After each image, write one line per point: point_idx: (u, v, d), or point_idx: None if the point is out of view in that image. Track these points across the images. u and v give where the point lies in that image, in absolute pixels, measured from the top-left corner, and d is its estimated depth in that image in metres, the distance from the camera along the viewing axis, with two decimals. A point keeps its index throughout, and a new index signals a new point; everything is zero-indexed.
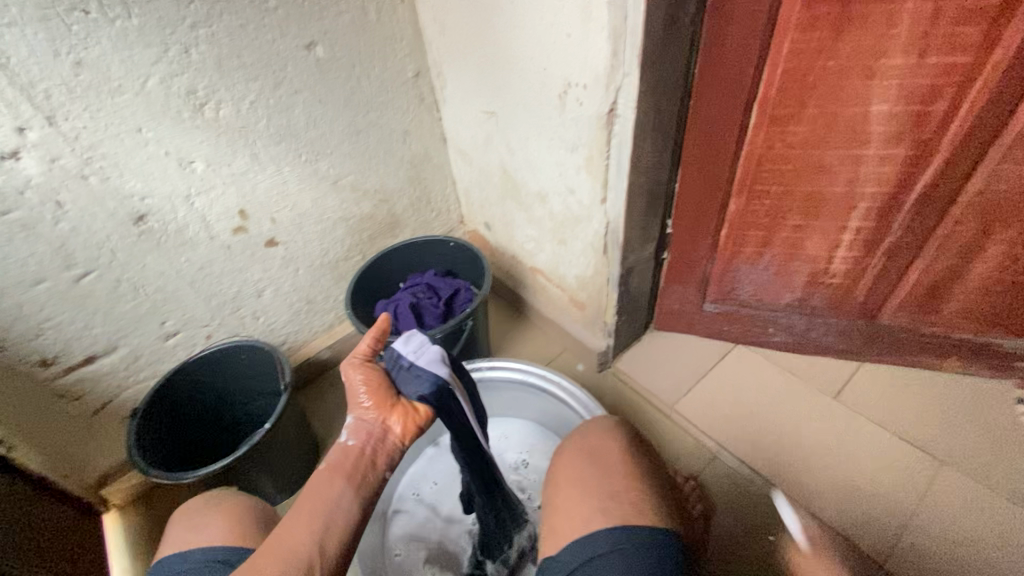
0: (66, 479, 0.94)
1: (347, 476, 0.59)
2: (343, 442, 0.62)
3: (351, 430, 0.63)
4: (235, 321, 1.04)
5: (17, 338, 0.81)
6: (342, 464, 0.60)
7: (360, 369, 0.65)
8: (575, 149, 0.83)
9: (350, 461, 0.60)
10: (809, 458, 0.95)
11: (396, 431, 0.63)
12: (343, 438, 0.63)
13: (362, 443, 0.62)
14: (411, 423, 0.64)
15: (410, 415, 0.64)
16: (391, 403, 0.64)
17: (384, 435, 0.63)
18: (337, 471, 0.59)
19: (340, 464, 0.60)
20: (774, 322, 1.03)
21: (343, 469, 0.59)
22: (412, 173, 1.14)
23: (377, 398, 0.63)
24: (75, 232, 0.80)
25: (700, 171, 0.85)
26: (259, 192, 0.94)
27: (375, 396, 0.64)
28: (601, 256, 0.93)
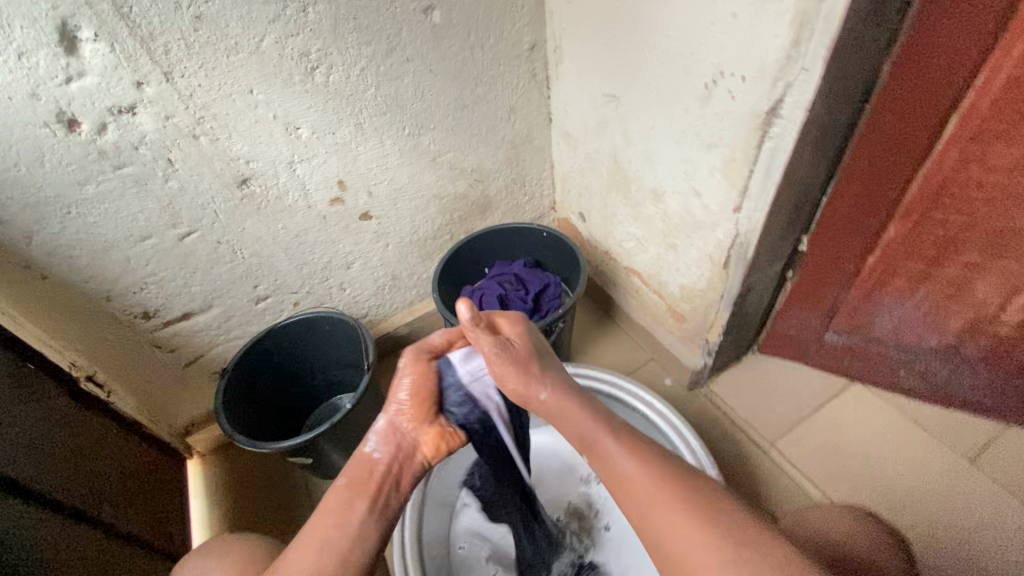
0: (156, 425, 0.97)
1: (369, 499, 0.55)
2: (366, 450, 0.59)
3: (379, 437, 0.60)
4: (322, 291, 1.03)
5: (124, 289, 0.83)
6: (365, 483, 0.56)
7: (416, 368, 0.64)
8: (712, 148, 0.73)
9: (375, 478, 0.57)
10: (934, 528, 0.82)
11: (425, 451, 0.62)
12: (369, 445, 0.59)
13: (388, 458, 0.59)
14: (442, 447, 0.62)
15: (443, 439, 0.62)
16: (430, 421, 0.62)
17: (410, 454, 0.61)
18: (357, 491, 0.55)
19: (364, 481, 0.56)
20: (909, 365, 0.90)
21: (363, 490, 0.55)
22: (511, 154, 1.06)
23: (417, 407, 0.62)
24: (182, 191, 0.79)
25: (862, 189, 0.72)
26: (359, 162, 0.90)
27: (419, 405, 0.62)
28: (720, 270, 0.83)
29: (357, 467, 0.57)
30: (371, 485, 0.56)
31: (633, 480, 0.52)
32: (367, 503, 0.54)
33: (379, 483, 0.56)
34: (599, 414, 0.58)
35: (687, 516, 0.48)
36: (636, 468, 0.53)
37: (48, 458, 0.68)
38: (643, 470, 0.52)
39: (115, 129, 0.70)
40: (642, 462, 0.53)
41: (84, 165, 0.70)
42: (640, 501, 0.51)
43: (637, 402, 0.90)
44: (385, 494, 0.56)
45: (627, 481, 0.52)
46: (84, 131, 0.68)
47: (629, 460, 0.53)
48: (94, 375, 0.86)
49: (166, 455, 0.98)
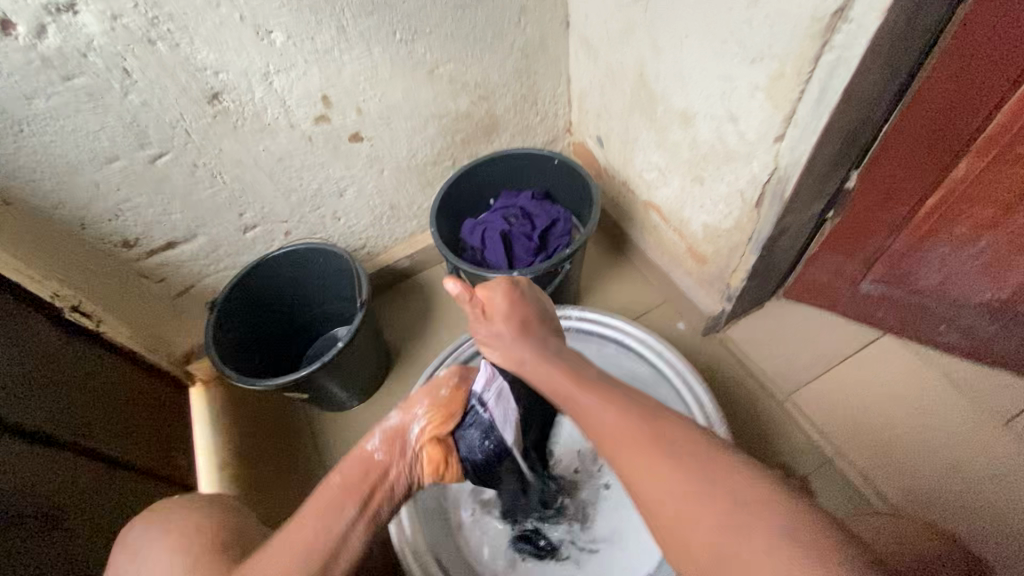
0: (154, 353, 0.95)
1: (361, 499, 0.52)
2: (367, 446, 0.56)
3: (383, 435, 0.57)
4: (315, 220, 0.96)
5: (97, 216, 0.77)
6: (361, 480, 0.53)
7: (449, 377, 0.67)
8: (757, 62, 0.60)
9: (371, 476, 0.53)
10: (949, 490, 0.78)
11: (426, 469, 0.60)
12: (371, 442, 0.56)
13: (391, 458, 0.56)
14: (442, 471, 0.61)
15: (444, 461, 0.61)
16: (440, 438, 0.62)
17: (410, 461, 0.58)
18: (349, 490, 0.52)
19: (359, 480, 0.53)
20: (953, 321, 0.81)
21: (358, 488, 0.52)
22: (521, 66, 0.93)
23: (434, 416, 0.62)
24: (145, 106, 0.70)
25: (932, 117, 0.60)
26: (345, 75, 0.79)
27: (439, 419, 0.62)
28: (751, 209, 0.73)
29: (355, 464, 0.54)
30: (367, 482, 0.53)
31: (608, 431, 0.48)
32: (356, 506, 0.51)
33: (374, 484, 0.53)
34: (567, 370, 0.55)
35: (673, 469, 0.44)
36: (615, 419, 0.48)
37: (36, 397, 0.67)
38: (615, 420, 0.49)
39: (56, 32, 0.61)
40: (624, 417, 0.48)
41: (28, 75, 0.62)
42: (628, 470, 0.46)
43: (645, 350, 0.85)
44: (377, 502, 0.53)
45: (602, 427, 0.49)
46: (20, 34, 0.59)
47: (605, 407, 0.50)
48: (81, 306, 0.81)
49: (165, 383, 0.97)
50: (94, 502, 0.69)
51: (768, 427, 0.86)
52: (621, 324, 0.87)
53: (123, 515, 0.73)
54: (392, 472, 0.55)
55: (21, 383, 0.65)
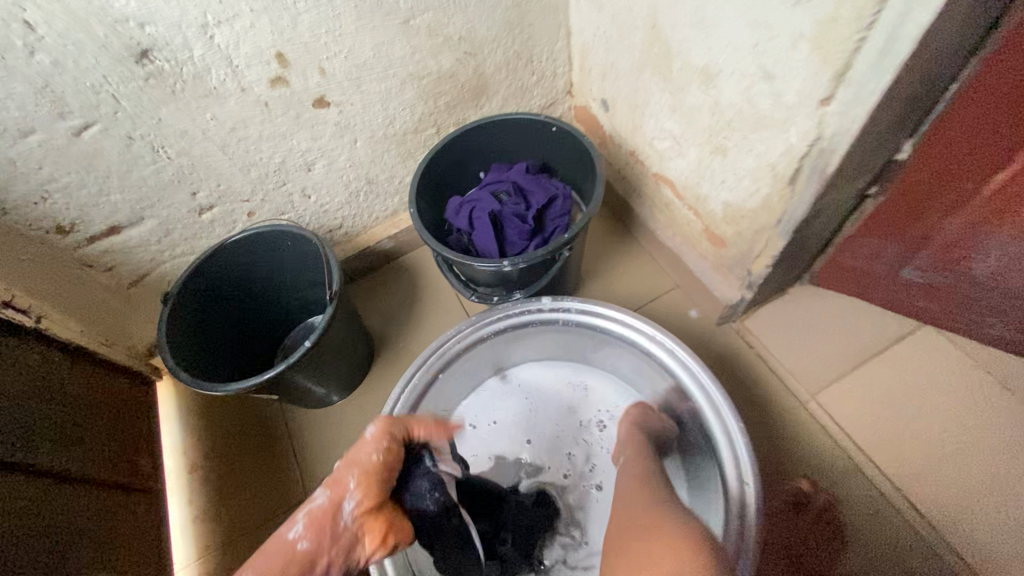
0: (112, 346, 0.86)
1: None
2: (289, 533, 0.50)
3: (307, 520, 0.50)
4: (282, 198, 0.85)
5: (19, 199, 0.66)
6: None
7: (383, 439, 0.56)
8: (803, 3, 0.48)
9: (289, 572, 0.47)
10: (995, 502, 0.69)
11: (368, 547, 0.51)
12: (294, 528, 0.50)
13: (314, 548, 0.49)
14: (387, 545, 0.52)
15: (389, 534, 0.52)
16: (377, 511, 0.52)
17: (347, 540, 0.50)
18: None
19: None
20: (1007, 313, 0.70)
21: None
22: (513, 15, 0.80)
23: (366, 488, 0.52)
24: (58, 67, 0.59)
25: (1023, 71, 0.47)
26: (302, 27, 0.67)
27: (370, 492, 0.52)
28: (783, 186, 0.62)
29: (274, 556, 0.48)
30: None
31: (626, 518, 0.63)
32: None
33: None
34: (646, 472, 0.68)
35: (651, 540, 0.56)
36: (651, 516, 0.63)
37: None
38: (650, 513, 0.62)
39: None
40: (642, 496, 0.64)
41: None
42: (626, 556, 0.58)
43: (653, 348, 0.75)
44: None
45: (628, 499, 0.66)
46: None
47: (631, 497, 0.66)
48: (15, 300, 0.70)
49: (126, 379, 0.88)
50: (43, 523, 0.62)
51: (789, 429, 0.77)
52: (636, 323, 0.76)
53: (79, 535, 0.66)
54: (321, 561, 0.49)
55: None
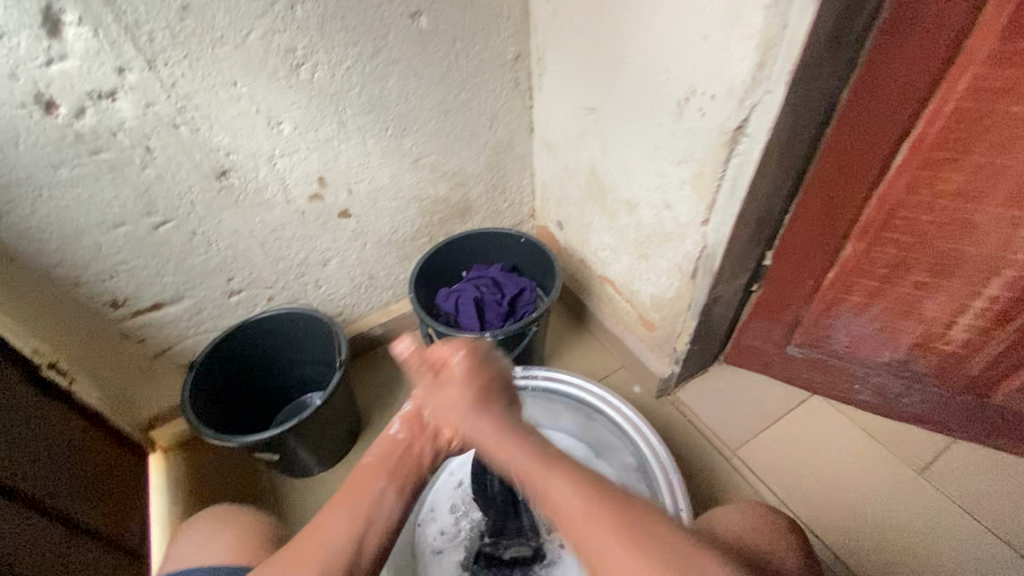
0: (117, 416, 0.94)
1: (390, 471, 0.56)
2: (390, 430, 0.61)
3: (404, 421, 0.61)
4: (297, 287, 1.03)
5: (93, 276, 0.82)
6: (388, 458, 0.58)
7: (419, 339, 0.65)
8: (683, 162, 0.76)
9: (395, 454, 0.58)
10: (876, 532, 0.86)
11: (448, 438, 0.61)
12: (394, 426, 0.61)
13: (407, 437, 0.60)
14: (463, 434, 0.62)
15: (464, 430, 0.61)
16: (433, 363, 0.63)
17: (433, 440, 0.60)
18: (383, 466, 0.57)
19: (388, 456, 0.58)
20: (863, 380, 0.94)
21: (387, 465, 0.57)
22: (491, 160, 1.08)
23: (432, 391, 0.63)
24: (159, 179, 0.79)
25: (820, 208, 0.76)
26: (340, 161, 0.91)
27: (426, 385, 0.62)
28: (688, 280, 0.86)
29: (381, 446, 0.59)
30: (393, 457, 0.58)
31: (581, 515, 0.45)
32: (388, 478, 0.55)
33: (403, 457, 0.58)
34: (547, 461, 0.49)
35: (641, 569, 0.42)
36: (578, 501, 0.46)
37: (19, 456, 0.68)
38: (585, 506, 0.45)
39: (93, 114, 0.70)
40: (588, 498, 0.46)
41: (59, 148, 0.70)
42: (587, 539, 0.45)
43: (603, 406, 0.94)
44: (407, 470, 0.57)
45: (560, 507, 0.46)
46: (61, 114, 0.68)
47: (570, 495, 0.46)
48: (57, 363, 0.83)
49: (125, 450, 0.95)
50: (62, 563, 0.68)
51: (719, 481, 0.93)
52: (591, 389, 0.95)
53: None
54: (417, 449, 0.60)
55: (11, 442, 0.67)
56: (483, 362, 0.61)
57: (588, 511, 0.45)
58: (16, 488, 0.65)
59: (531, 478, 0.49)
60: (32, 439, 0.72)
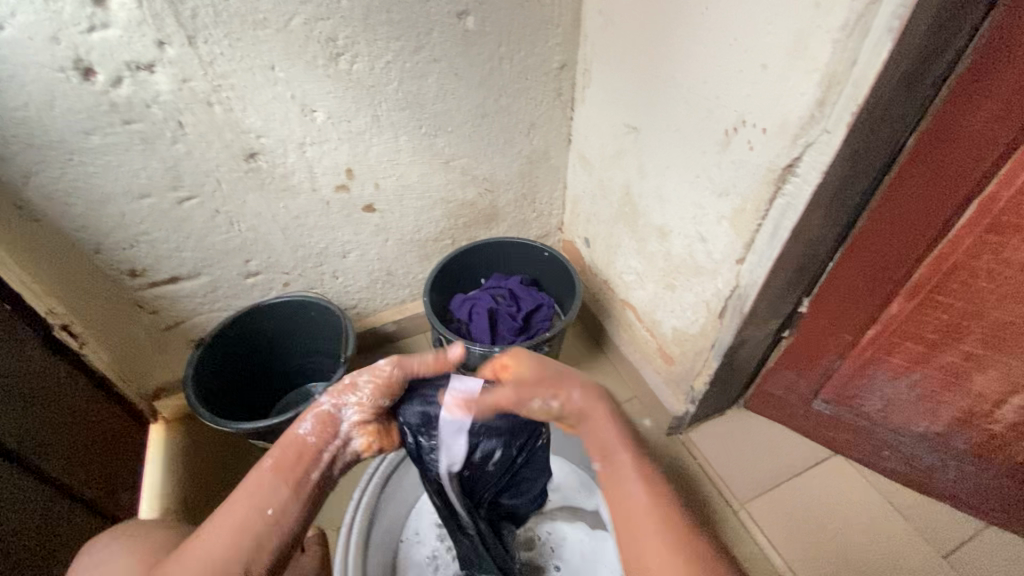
0: (125, 383, 0.95)
1: (291, 485, 0.50)
2: (298, 430, 0.54)
3: (315, 419, 0.55)
4: (314, 275, 1.02)
5: (114, 243, 0.82)
6: (289, 470, 0.51)
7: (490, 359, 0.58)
8: (724, 196, 0.71)
9: (300, 465, 0.52)
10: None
11: (365, 443, 0.57)
12: (304, 424, 0.55)
13: (317, 439, 0.54)
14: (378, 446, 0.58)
15: (380, 435, 0.58)
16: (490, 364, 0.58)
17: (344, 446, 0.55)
18: (281, 475, 0.50)
19: (292, 465, 0.51)
20: (893, 446, 0.87)
21: (289, 476, 0.50)
22: (525, 168, 1.05)
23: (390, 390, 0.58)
24: (188, 155, 0.78)
25: (868, 260, 0.70)
26: (371, 155, 0.89)
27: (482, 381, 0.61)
28: (715, 319, 0.81)
29: (288, 449, 0.52)
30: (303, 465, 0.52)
31: (642, 511, 0.47)
32: (289, 493, 0.49)
33: (309, 467, 0.52)
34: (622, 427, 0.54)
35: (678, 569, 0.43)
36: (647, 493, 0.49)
37: (25, 419, 0.68)
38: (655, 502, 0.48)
39: (129, 84, 0.69)
40: (654, 495, 0.48)
41: (94, 115, 0.70)
42: (637, 534, 0.46)
43: None
44: (309, 484, 0.51)
45: (625, 492, 0.49)
46: (99, 81, 0.68)
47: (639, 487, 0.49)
48: (70, 326, 0.83)
49: (129, 417, 0.95)
50: (52, 532, 0.68)
51: (723, 534, 0.87)
52: None
53: (54, 555, 0.68)
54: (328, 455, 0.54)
55: (17, 404, 0.68)
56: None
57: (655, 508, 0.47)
58: (17, 453, 0.66)
59: (610, 450, 0.52)
60: (41, 403, 0.73)
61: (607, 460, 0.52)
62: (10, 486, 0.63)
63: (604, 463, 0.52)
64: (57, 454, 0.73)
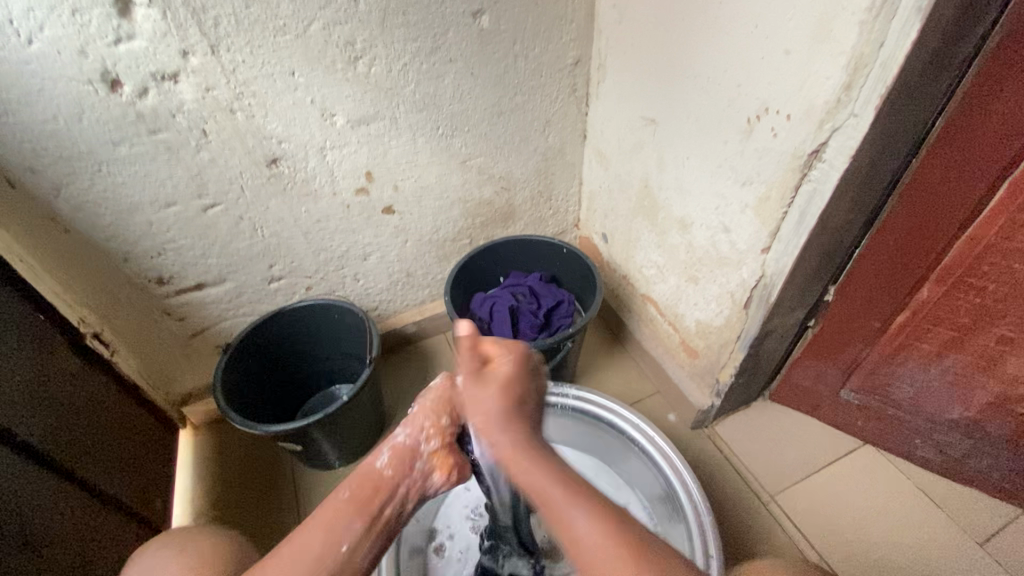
0: (154, 390, 0.97)
1: (368, 521, 0.48)
2: (374, 463, 0.52)
3: (392, 452, 0.52)
4: (336, 278, 1.03)
5: (142, 252, 0.83)
6: (365, 503, 0.49)
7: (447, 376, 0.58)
8: (748, 185, 0.71)
9: (376, 501, 0.50)
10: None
11: (438, 477, 0.54)
12: (380, 458, 0.52)
13: (395, 475, 0.51)
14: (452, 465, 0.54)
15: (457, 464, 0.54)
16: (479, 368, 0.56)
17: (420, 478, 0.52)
18: (355, 508, 0.49)
19: (368, 499, 0.49)
20: (925, 434, 0.86)
21: (364, 510, 0.49)
22: (541, 165, 1.05)
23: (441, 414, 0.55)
24: (212, 162, 0.79)
25: (897, 245, 0.69)
26: (389, 157, 0.90)
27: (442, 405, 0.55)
28: (740, 310, 0.81)
29: (362, 484, 0.50)
30: (374, 501, 0.50)
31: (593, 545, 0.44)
32: (365, 526, 0.48)
33: (384, 503, 0.50)
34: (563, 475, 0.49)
35: None
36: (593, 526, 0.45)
37: (61, 425, 0.70)
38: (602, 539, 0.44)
39: (154, 94, 0.71)
40: (603, 524, 0.45)
41: (121, 126, 0.71)
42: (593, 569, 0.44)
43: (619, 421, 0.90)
44: (386, 518, 0.50)
45: (576, 535, 0.45)
46: (125, 92, 0.69)
47: (580, 514, 0.46)
48: (101, 334, 0.86)
49: (159, 423, 0.97)
50: (90, 536, 0.69)
51: (753, 526, 0.87)
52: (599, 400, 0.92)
53: (94, 559, 0.69)
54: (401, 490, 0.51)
55: (54, 411, 0.69)
56: (533, 369, 0.58)
57: (605, 552, 0.44)
58: (56, 459, 0.67)
59: (549, 501, 0.47)
60: (76, 409, 0.74)
61: (554, 511, 0.47)
62: (51, 492, 0.64)
63: (552, 509, 0.47)
64: (92, 459, 0.74)
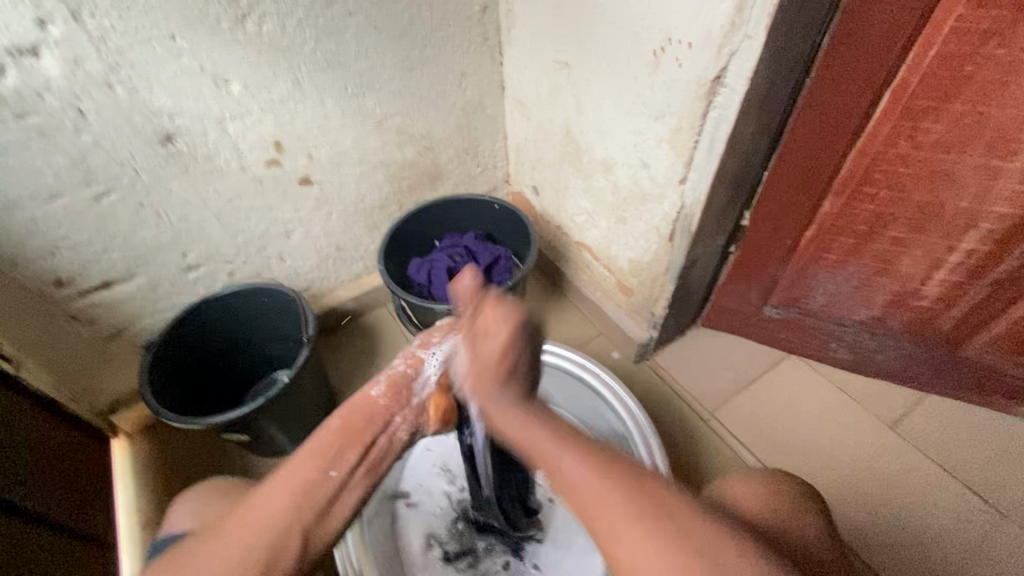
0: (75, 403, 0.90)
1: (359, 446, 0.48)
2: (370, 391, 0.54)
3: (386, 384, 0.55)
4: (260, 260, 0.98)
5: (32, 253, 0.75)
6: (355, 430, 0.49)
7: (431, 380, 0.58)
8: (660, 118, 0.72)
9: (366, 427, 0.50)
10: (843, 504, 0.86)
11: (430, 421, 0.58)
12: (374, 387, 0.54)
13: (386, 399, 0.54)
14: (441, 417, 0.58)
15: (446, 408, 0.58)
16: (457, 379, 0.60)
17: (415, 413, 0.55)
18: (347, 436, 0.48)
19: (360, 424, 0.50)
20: (837, 337, 0.94)
21: (354, 437, 0.49)
22: (461, 121, 1.03)
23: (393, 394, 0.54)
24: (96, 145, 0.72)
25: (800, 162, 0.74)
26: (298, 123, 0.85)
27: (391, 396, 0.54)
28: (665, 243, 0.84)
29: (355, 408, 0.52)
30: (364, 434, 0.50)
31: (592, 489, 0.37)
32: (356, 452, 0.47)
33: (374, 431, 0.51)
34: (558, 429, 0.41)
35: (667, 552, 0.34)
36: (592, 478, 0.38)
37: None
38: (597, 481, 0.37)
39: (14, 72, 0.63)
40: (597, 465, 0.38)
41: None
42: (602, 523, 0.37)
43: (585, 373, 0.92)
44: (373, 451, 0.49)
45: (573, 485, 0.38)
46: None
47: (581, 464, 0.38)
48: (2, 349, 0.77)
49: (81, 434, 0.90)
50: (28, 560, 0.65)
51: (698, 443, 0.93)
52: (562, 351, 0.94)
53: None
54: (393, 423, 0.53)
55: None
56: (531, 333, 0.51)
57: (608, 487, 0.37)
58: None
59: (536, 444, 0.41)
60: None
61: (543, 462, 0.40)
62: None
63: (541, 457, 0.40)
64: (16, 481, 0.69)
